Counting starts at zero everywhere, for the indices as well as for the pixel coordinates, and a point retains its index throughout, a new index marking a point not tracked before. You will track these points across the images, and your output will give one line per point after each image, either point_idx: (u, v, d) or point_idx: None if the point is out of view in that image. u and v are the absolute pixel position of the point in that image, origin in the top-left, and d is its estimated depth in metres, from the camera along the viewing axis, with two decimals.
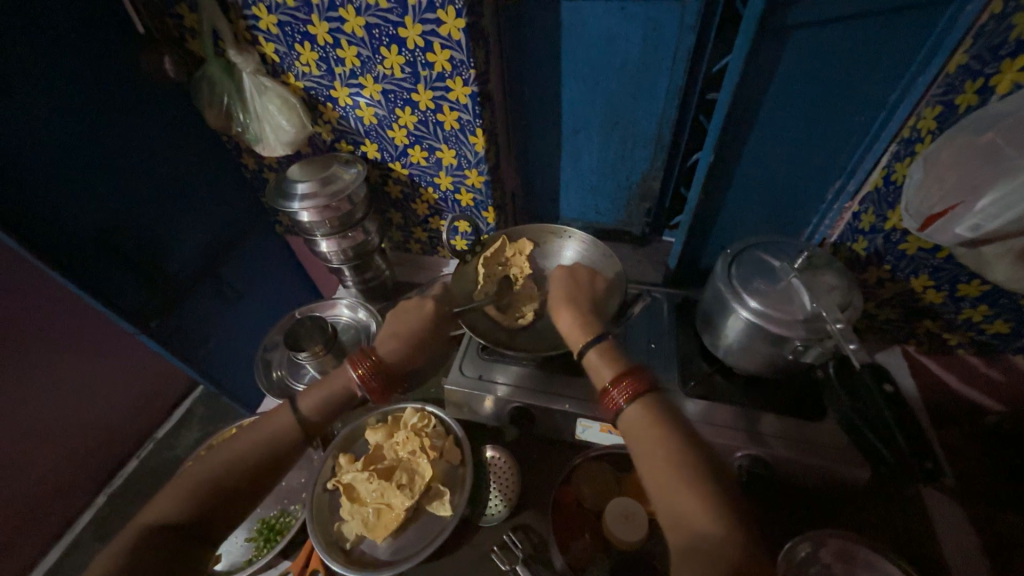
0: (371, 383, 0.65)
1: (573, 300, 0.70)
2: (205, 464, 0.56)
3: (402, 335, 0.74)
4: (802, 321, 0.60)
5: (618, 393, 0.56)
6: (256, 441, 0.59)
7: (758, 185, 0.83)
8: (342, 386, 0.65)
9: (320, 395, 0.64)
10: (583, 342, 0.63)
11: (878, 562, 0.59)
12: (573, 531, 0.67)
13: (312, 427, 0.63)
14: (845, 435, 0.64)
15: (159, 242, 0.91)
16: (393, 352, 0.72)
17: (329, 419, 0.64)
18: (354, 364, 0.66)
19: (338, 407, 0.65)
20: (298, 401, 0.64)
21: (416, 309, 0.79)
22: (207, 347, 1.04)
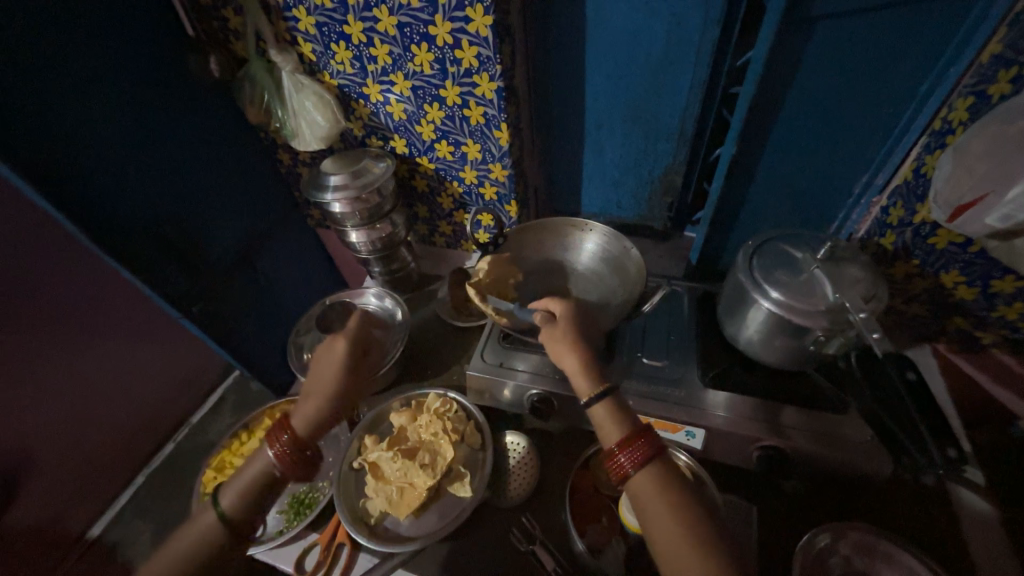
0: (291, 461, 0.60)
1: (576, 338, 0.65)
2: (149, 568, 0.54)
3: (315, 392, 0.65)
4: (824, 312, 0.59)
5: (625, 458, 0.55)
6: (192, 541, 0.56)
7: (783, 179, 0.83)
8: (260, 471, 0.60)
9: (238, 486, 0.59)
10: (589, 394, 0.60)
11: (901, 557, 0.58)
12: (591, 515, 0.68)
13: (241, 522, 0.58)
14: (869, 429, 0.63)
15: (202, 233, 0.97)
16: (310, 412, 0.63)
17: (259, 504, 0.60)
18: (268, 444, 0.60)
19: (265, 493, 0.60)
20: (219, 496, 0.59)
21: (328, 354, 0.68)
22: (243, 332, 1.11)
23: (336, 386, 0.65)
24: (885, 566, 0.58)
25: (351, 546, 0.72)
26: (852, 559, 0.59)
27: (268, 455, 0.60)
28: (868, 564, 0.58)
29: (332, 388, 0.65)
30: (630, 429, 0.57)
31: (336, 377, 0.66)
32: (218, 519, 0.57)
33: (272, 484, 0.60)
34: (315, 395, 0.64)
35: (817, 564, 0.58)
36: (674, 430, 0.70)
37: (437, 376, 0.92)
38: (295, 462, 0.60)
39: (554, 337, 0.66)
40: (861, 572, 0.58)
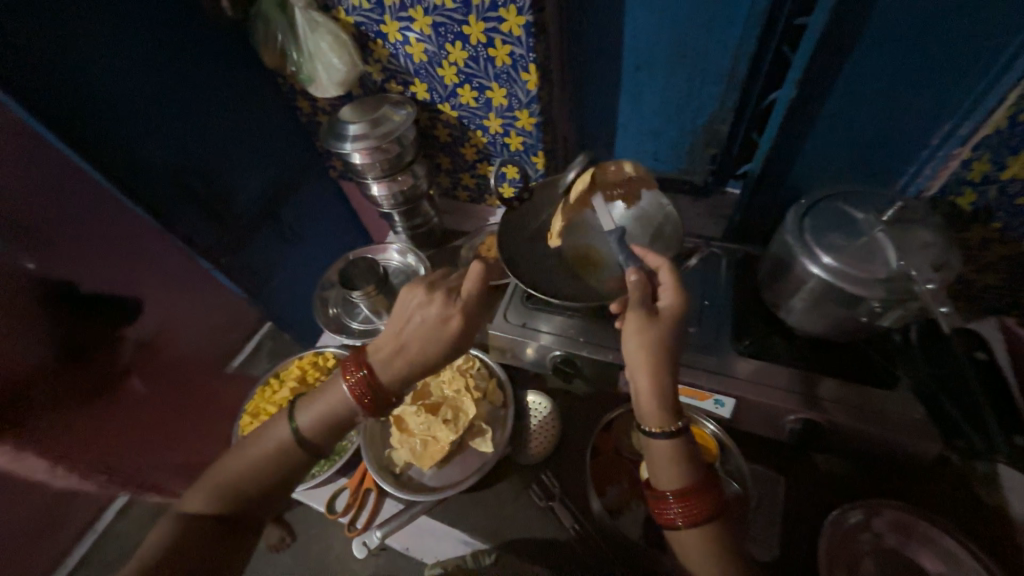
0: (364, 401, 0.58)
1: (658, 354, 0.55)
2: (228, 465, 0.56)
3: (410, 356, 0.59)
4: (882, 280, 0.53)
5: (677, 512, 0.52)
6: (268, 451, 0.57)
7: (845, 129, 0.73)
8: (337, 402, 0.58)
9: (315, 410, 0.58)
10: (657, 428, 0.53)
11: (939, 537, 0.55)
12: (611, 476, 0.68)
13: (314, 446, 0.58)
14: (918, 408, 0.59)
15: (226, 184, 0.96)
16: (400, 370, 0.59)
17: (331, 436, 0.59)
18: (345, 375, 0.59)
19: (339, 428, 0.59)
20: (296, 413, 0.58)
21: (438, 326, 0.60)
22: (270, 285, 1.13)
23: (427, 342, 0.59)
24: (921, 546, 0.56)
25: (377, 492, 0.75)
26: (885, 536, 0.57)
27: (343, 387, 0.59)
28: (903, 543, 0.56)
29: (427, 355, 0.59)
30: (690, 480, 0.53)
31: (433, 343, 0.59)
32: (292, 438, 0.57)
33: (346, 419, 0.59)
34: (407, 347, 0.59)
35: (845, 539, 0.57)
36: (701, 398, 0.68)
37: None
38: (365, 401, 0.58)
39: (644, 330, 0.56)
40: (893, 549, 0.56)
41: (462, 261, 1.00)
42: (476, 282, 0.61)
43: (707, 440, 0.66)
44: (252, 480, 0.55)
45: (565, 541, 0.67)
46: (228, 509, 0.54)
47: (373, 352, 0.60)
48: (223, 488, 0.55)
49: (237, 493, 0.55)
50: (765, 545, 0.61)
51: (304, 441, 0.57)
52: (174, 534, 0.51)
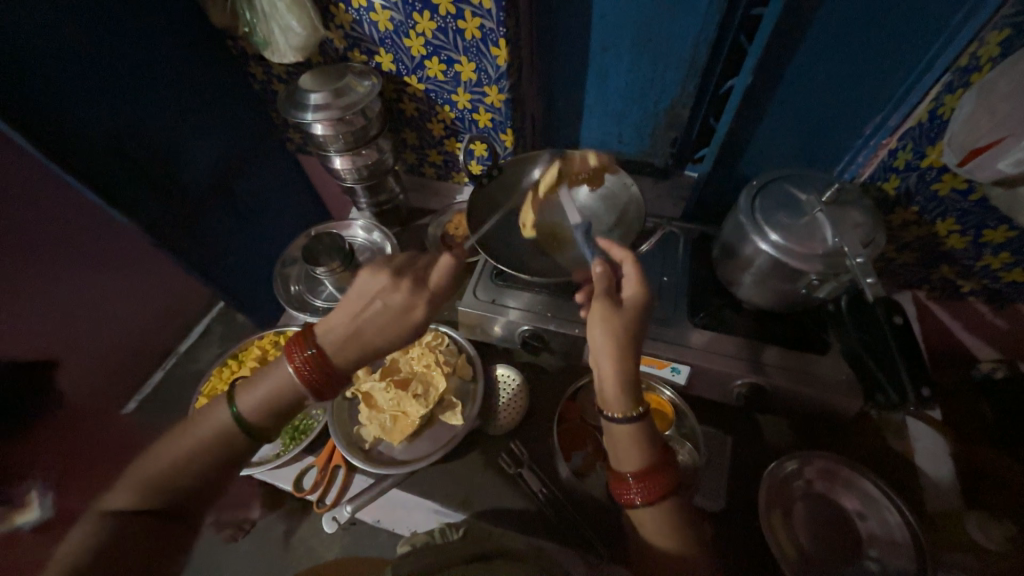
0: (312, 381, 0.56)
1: (622, 340, 0.58)
2: (161, 457, 0.52)
3: (365, 339, 0.58)
4: (821, 256, 0.59)
5: (637, 493, 0.56)
6: (205, 437, 0.53)
7: (793, 116, 0.79)
8: (283, 384, 0.56)
9: (259, 393, 0.55)
10: (619, 412, 0.57)
11: (858, 481, 0.63)
12: (576, 442, 0.71)
13: (256, 429, 0.55)
14: (845, 370, 0.66)
15: (172, 154, 0.90)
16: (354, 351, 0.58)
17: (277, 419, 0.57)
18: (291, 355, 0.56)
19: (283, 410, 0.56)
20: (236, 396, 0.55)
21: (395, 310, 0.60)
22: (225, 263, 1.08)
23: (378, 330, 0.59)
24: (844, 489, 0.64)
25: (346, 468, 0.75)
26: (815, 483, 0.64)
27: (290, 369, 0.56)
28: (829, 488, 0.64)
29: (385, 340, 0.59)
30: (649, 458, 0.57)
31: (392, 328, 0.59)
32: (232, 421, 0.54)
33: (294, 401, 0.57)
34: (362, 333, 0.58)
35: (781, 487, 0.64)
36: (660, 366, 0.73)
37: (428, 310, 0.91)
38: (314, 381, 0.56)
39: (610, 324, 0.59)
40: (821, 494, 0.63)
41: (429, 239, 0.99)
42: (446, 276, 0.63)
43: (664, 406, 0.73)
44: (190, 470, 0.52)
45: (534, 505, 0.69)
46: (162, 502, 0.51)
47: (323, 332, 0.59)
48: (157, 481, 0.51)
49: (175, 486, 0.51)
50: (713, 497, 0.67)
51: (246, 424, 0.54)
52: (103, 535, 0.47)
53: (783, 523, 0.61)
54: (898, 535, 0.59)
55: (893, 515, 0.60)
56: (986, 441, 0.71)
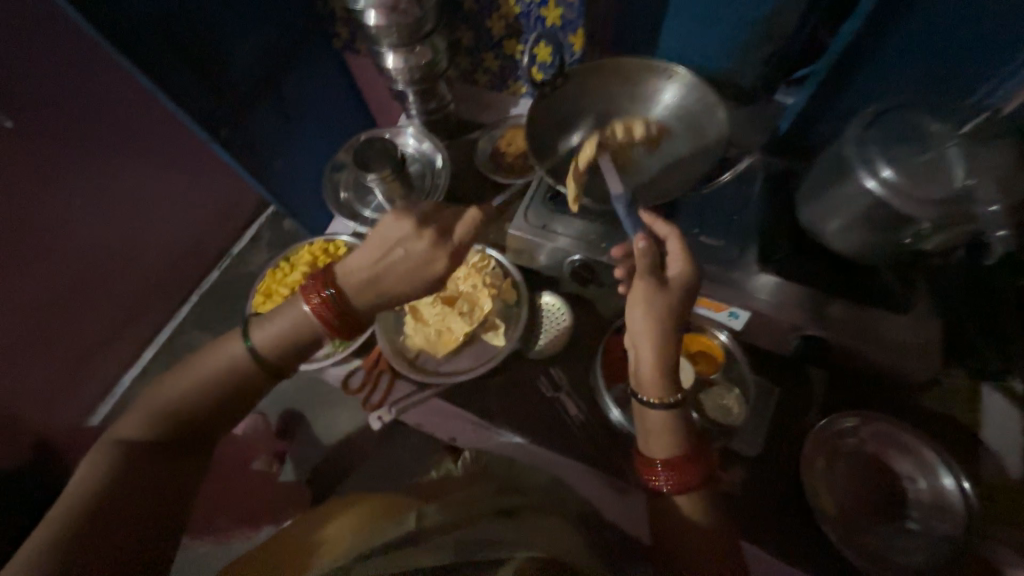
0: (329, 324, 0.56)
1: (662, 326, 0.56)
2: (167, 389, 0.56)
3: (377, 282, 0.57)
4: (939, 201, 0.50)
5: (664, 482, 0.57)
6: (214, 370, 0.56)
7: (940, 28, 0.65)
8: (298, 326, 0.57)
9: (273, 330, 0.57)
10: (652, 399, 0.57)
11: (916, 447, 0.60)
12: (619, 374, 0.71)
13: (275, 365, 0.58)
14: (925, 331, 0.61)
15: (221, 42, 0.86)
16: (368, 294, 0.58)
17: (289, 356, 0.58)
18: (307, 298, 0.57)
19: (300, 349, 0.58)
20: (251, 331, 0.57)
21: (406, 257, 0.58)
22: (274, 167, 1.07)
23: (400, 282, 0.57)
24: (897, 454, 0.60)
25: (390, 375, 0.78)
26: (867, 443, 0.61)
27: (305, 310, 0.57)
28: (882, 450, 0.61)
29: (396, 285, 0.57)
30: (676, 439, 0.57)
31: (408, 274, 0.57)
32: (248, 355, 0.57)
33: (306, 341, 0.58)
34: (382, 279, 0.57)
35: (830, 442, 0.62)
36: (716, 309, 0.70)
37: None
38: (331, 322, 0.56)
39: (646, 296, 0.57)
40: (870, 454, 0.61)
41: (478, 156, 0.93)
42: (469, 229, 0.60)
43: (714, 349, 0.71)
44: (197, 400, 0.56)
45: (570, 427, 0.71)
46: (171, 430, 0.55)
47: (342, 275, 0.58)
48: (162, 410, 0.55)
49: (182, 413, 0.55)
50: (750, 444, 0.65)
51: (262, 358, 0.56)
52: (119, 456, 0.52)
53: (823, 475, 0.61)
54: (949, 502, 0.57)
55: (944, 480, 0.58)
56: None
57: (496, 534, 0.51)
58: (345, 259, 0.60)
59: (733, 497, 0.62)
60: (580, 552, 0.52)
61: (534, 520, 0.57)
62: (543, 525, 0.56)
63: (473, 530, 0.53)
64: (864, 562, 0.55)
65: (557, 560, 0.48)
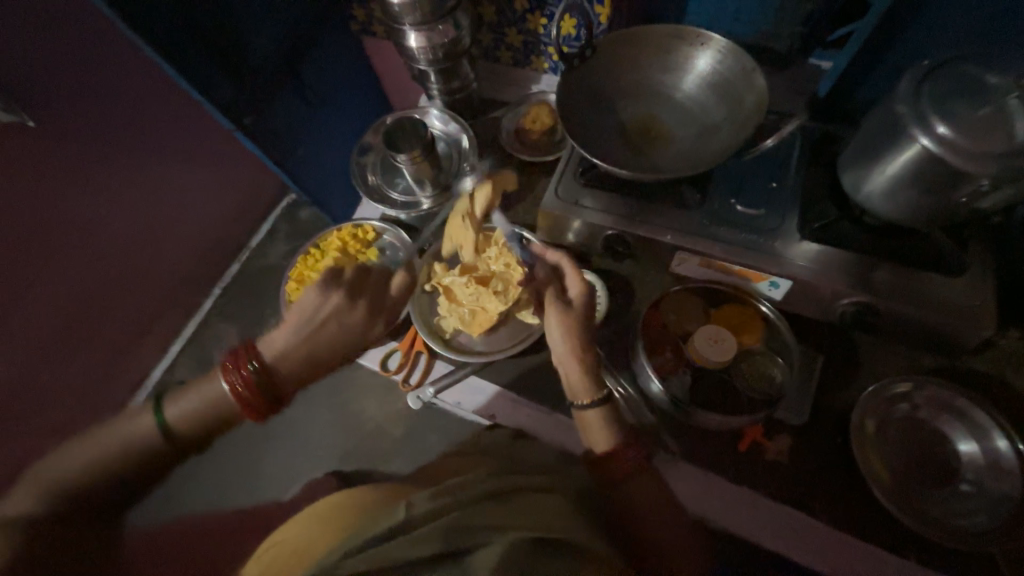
0: (254, 396, 0.54)
1: (580, 332, 0.64)
2: (58, 465, 0.47)
3: (309, 349, 0.60)
4: (999, 155, 0.48)
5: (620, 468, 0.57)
6: (119, 442, 0.49)
7: None
8: (219, 398, 0.54)
9: (189, 407, 0.53)
10: (584, 400, 0.62)
11: (972, 412, 0.59)
12: (658, 346, 0.69)
13: (184, 443, 0.52)
14: (975, 293, 0.60)
15: (240, 27, 0.85)
16: (296, 361, 0.59)
17: (206, 434, 0.53)
18: (230, 370, 0.54)
19: (212, 426, 0.53)
20: (163, 408, 0.52)
21: (339, 324, 0.62)
22: (299, 155, 1.07)
23: (334, 339, 0.61)
24: (952, 418, 0.60)
25: (428, 354, 0.79)
26: (920, 407, 0.61)
27: (226, 385, 0.54)
28: (935, 414, 0.60)
29: (325, 349, 0.60)
30: (619, 440, 0.60)
31: (336, 339, 0.61)
32: (159, 434, 0.50)
33: (222, 419, 0.54)
34: (315, 349, 0.60)
35: (881, 408, 0.61)
36: (757, 280, 0.68)
37: (503, 211, 0.87)
38: (256, 394, 0.54)
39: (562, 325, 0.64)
40: (923, 419, 0.61)
41: (503, 134, 0.93)
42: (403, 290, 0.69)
43: (754, 320, 0.69)
44: (104, 475, 0.48)
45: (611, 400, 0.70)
46: (69, 509, 0.46)
47: (265, 346, 0.58)
48: (57, 488, 0.46)
49: (83, 492, 0.47)
50: (795, 412, 0.65)
51: (174, 437, 0.51)
52: (8, 544, 0.42)
53: (873, 442, 0.60)
54: (1005, 462, 0.56)
55: (998, 441, 0.57)
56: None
57: (482, 518, 0.49)
58: (265, 336, 0.61)
59: (780, 465, 0.63)
60: (576, 525, 0.50)
61: (529, 492, 0.53)
62: (539, 500, 0.52)
63: (460, 514, 0.49)
64: (924, 527, 0.55)
65: (544, 541, 0.47)
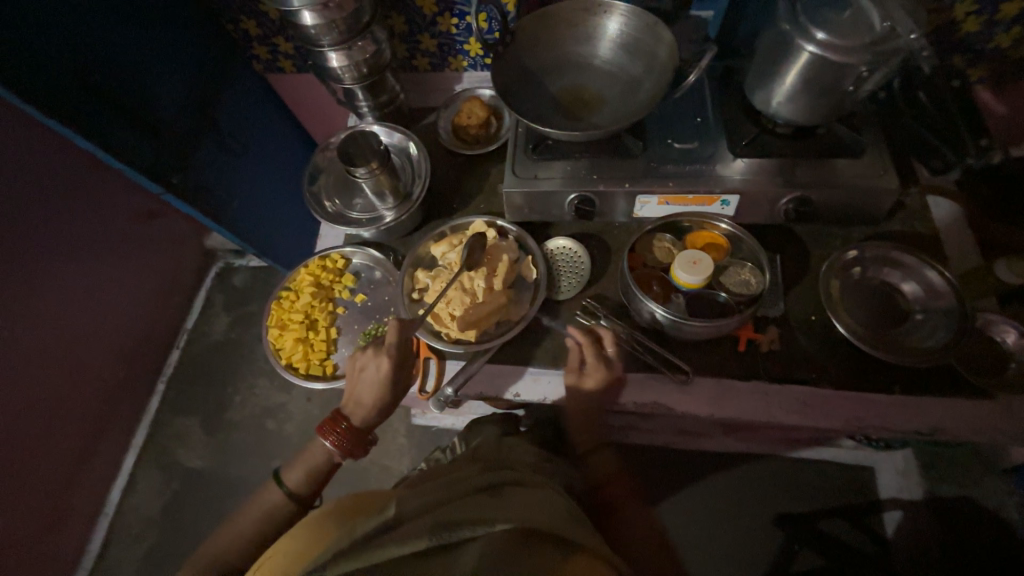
0: (349, 452, 0.62)
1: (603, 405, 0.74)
2: (211, 546, 0.56)
3: (368, 403, 0.64)
4: (869, 45, 0.59)
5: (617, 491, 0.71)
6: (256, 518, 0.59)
7: None
8: (321, 457, 0.63)
9: (301, 468, 0.62)
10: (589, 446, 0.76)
11: (906, 257, 0.71)
12: (646, 283, 0.75)
13: (307, 498, 0.62)
14: (878, 165, 0.72)
15: (142, 86, 0.84)
16: (368, 412, 0.64)
17: (322, 485, 0.64)
18: (324, 434, 0.63)
19: (325, 478, 0.64)
20: (282, 476, 0.62)
21: (376, 368, 0.63)
22: (233, 207, 1.03)
23: (377, 394, 0.63)
24: (895, 266, 0.72)
25: (436, 358, 0.79)
26: (870, 264, 0.73)
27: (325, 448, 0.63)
28: (883, 267, 0.72)
29: (380, 400, 0.63)
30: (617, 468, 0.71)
31: (382, 389, 0.63)
32: (285, 497, 0.61)
33: (332, 468, 0.64)
34: (364, 398, 0.64)
35: (843, 275, 0.72)
36: (710, 203, 0.76)
37: (465, 207, 0.89)
38: (350, 451, 0.63)
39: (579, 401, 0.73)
40: (873, 278, 0.72)
41: (442, 135, 0.95)
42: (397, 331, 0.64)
43: (719, 238, 0.76)
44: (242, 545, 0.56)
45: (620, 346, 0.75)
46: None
47: (348, 408, 0.65)
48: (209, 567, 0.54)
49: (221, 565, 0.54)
50: (772, 304, 0.74)
51: (298, 497, 0.61)
52: None
53: (843, 307, 0.70)
54: (939, 284, 0.69)
55: (930, 272, 0.70)
56: (1016, 210, 0.77)
57: (476, 513, 0.46)
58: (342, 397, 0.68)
59: (774, 352, 0.72)
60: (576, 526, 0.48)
61: (523, 492, 0.52)
62: (529, 497, 0.51)
63: (449, 512, 0.46)
64: (904, 359, 0.64)
65: (539, 537, 0.44)
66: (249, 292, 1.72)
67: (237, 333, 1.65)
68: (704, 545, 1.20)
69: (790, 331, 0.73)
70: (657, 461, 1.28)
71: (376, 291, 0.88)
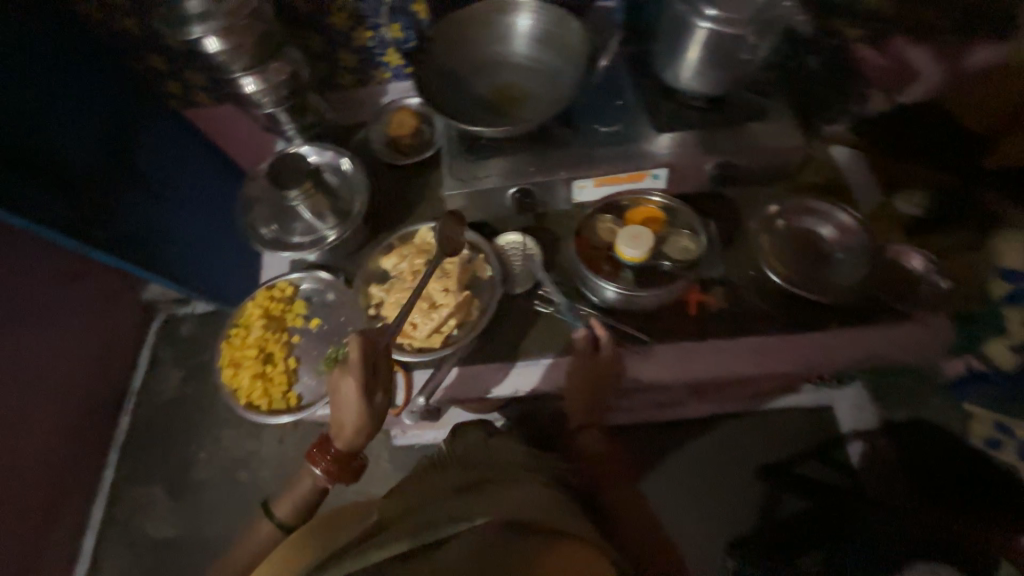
0: (337, 476, 0.60)
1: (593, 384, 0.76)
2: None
3: (346, 425, 0.59)
4: (753, 16, 0.65)
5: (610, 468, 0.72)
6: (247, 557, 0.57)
7: None
8: (310, 485, 0.60)
9: (290, 500, 0.60)
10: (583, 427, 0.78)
11: (820, 204, 0.78)
12: (596, 263, 0.77)
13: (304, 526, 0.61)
14: (784, 123, 0.78)
15: (42, 136, 0.78)
16: (350, 436, 0.60)
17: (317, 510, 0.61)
18: (310, 462, 0.60)
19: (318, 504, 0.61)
20: (272, 509, 0.60)
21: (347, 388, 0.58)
22: (165, 253, 0.97)
23: (353, 417, 0.59)
24: (812, 213, 0.78)
25: (403, 371, 0.77)
26: (791, 215, 0.79)
27: (314, 477, 0.60)
28: (801, 215, 0.79)
29: (358, 421, 0.59)
30: None
31: (358, 409, 0.58)
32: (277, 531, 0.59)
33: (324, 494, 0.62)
34: (340, 421, 0.60)
35: (769, 228, 0.78)
36: (642, 179, 0.80)
37: (410, 217, 0.89)
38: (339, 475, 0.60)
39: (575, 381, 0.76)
40: (796, 227, 0.78)
41: (376, 148, 0.94)
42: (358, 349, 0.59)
43: (655, 211, 0.80)
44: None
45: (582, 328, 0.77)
46: None
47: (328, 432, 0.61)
48: None
49: None
50: (713, 266, 0.78)
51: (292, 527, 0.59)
52: None
53: (774, 258, 0.76)
54: (850, 224, 0.76)
55: (840, 214, 0.77)
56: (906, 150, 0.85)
57: (456, 510, 0.46)
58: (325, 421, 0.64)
59: (723, 310, 0.76)
60: (557, 513, 0.49)
61: (503, 487, 0.52)
62: (509, 491, 0.51)
63: (430, 513, 0.46)
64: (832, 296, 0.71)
65: (519, 526, 0.45)
66: (199, 341, 1.63)
67: (191, 386, 1.55)
68: (695, 508, 1.25)
69: (734, 288, 0.77)
70: (640, 437, 1.32)
71: (330, 314, 0.84)
